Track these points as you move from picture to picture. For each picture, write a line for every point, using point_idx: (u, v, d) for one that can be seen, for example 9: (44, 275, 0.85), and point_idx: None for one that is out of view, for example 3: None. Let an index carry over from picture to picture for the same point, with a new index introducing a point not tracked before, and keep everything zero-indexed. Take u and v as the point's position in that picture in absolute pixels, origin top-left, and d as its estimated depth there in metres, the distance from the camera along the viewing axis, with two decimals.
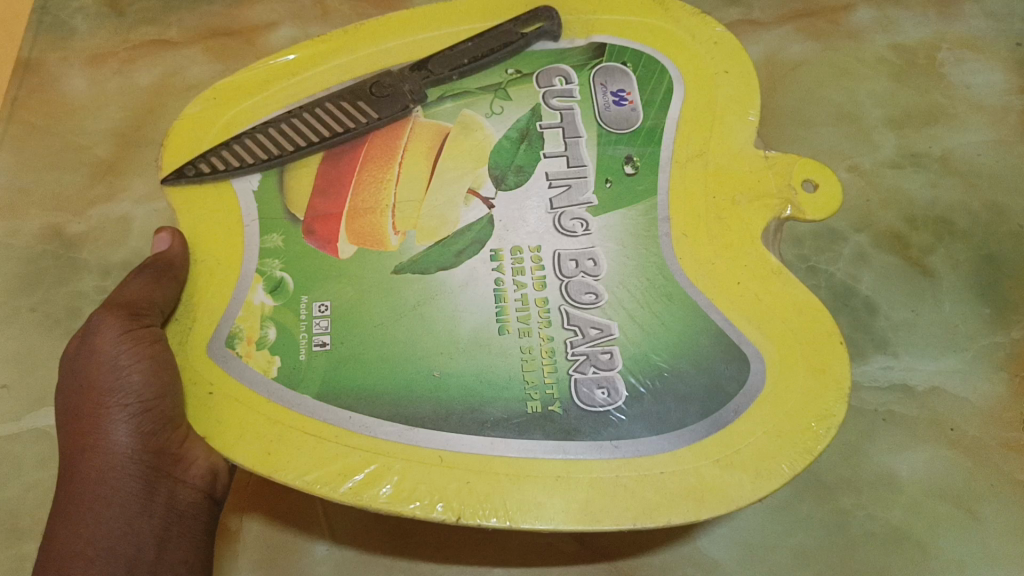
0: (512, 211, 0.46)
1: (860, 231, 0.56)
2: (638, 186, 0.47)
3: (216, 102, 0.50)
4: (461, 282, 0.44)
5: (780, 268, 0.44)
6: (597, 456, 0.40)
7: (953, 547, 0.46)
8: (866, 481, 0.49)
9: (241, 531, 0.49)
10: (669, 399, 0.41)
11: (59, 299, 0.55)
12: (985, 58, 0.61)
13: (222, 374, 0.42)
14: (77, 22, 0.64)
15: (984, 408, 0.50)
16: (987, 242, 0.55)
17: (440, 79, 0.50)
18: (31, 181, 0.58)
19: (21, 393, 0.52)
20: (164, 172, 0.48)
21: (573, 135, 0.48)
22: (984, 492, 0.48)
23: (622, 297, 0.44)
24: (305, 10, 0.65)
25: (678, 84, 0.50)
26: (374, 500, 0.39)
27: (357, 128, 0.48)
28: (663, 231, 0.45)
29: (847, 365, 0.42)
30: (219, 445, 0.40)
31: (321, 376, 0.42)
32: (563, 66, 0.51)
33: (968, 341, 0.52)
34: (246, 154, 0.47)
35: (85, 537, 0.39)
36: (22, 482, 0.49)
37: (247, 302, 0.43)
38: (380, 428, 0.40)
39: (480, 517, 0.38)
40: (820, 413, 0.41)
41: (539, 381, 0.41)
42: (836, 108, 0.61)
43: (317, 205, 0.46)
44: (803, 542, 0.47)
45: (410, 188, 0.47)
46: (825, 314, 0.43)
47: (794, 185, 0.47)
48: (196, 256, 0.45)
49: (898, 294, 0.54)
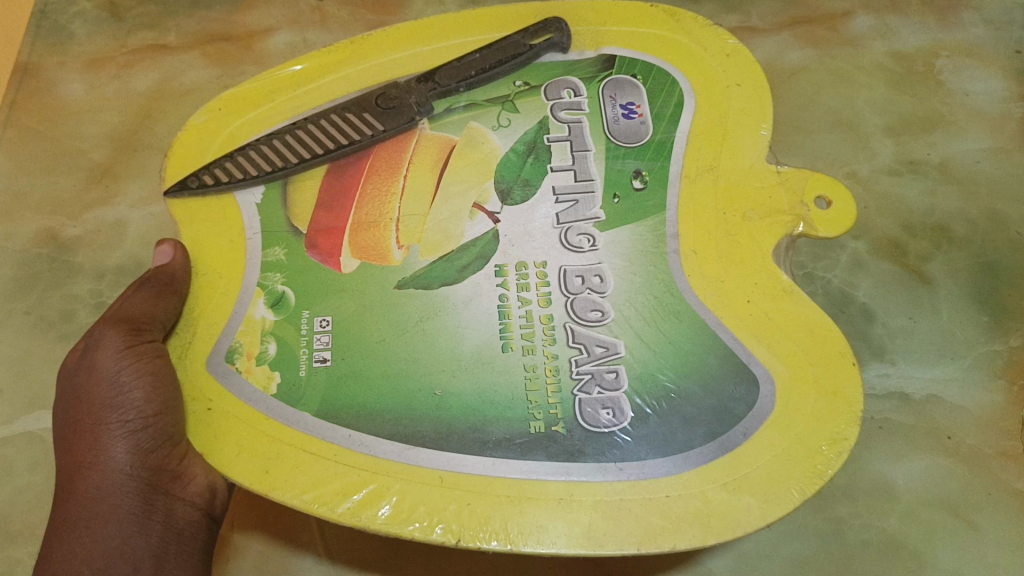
0: (519, 225, 0.46)
1: (858, 238, 0.56)
2: (647, 202, 0.47)
3: (221, 113, 0.50)
4: (463, 299, 0.44)
5: (791, 286, 0.44)
6: (601, 478, 0.39)
7: (949, 557, 0.46)
8: (862, 489, 0.48)
9: (229, 539, 0.49)
10: (675, 421, 0.41)
11: (53, 302, 0.55)
12: (984, 65, 0.61)
13: (222, 390, 0.42)
14: (75, 27, 0.64)
15: (982, 417, 0.50)
16: (986, 250, 0.55)
17: (448, 90, 0.50)
18: (27, 185, 0.58)
19: (14, 397, 0.52)
20: (168, 184, 0.48)
21: (582, 149, 0.48)
22: (980, 501, 0.48)
23: (628, 315, 0.44)
24: (302, 16, 0.65)
25: (689, 97, 0.50)
26: (373, 522, 0.39)
27: (362, 140, 0.48)
28: (672, 247, 0.45)
29: (860, 389, 0.42)
30: (216, 463, 0.40)
31: (321, 393, 0.42)
32: (572, 78, 0.51)
33: (966, 349, 0.52)
34: (250, 166, 0.47)
35: (82, 556, 0.39)
36: (15, 486, 0.49)
37: (248, 317, 0.44)
38: (382, 447, 0.40)
39: (479, 540, 0.38)
40: (832, 437, 0.41)
41: (543, 401, 0.41)
42: (835, 115, 0.60)
43: (320, 218, 0.46)
44: (798, 550, 0.47)
45: (414, 201, 0.47)
46: (837, 335, 0.43)
47: (806, 202, 0.47)
48: (198, 270, 0.45)
49: (894, 302, 0.54)
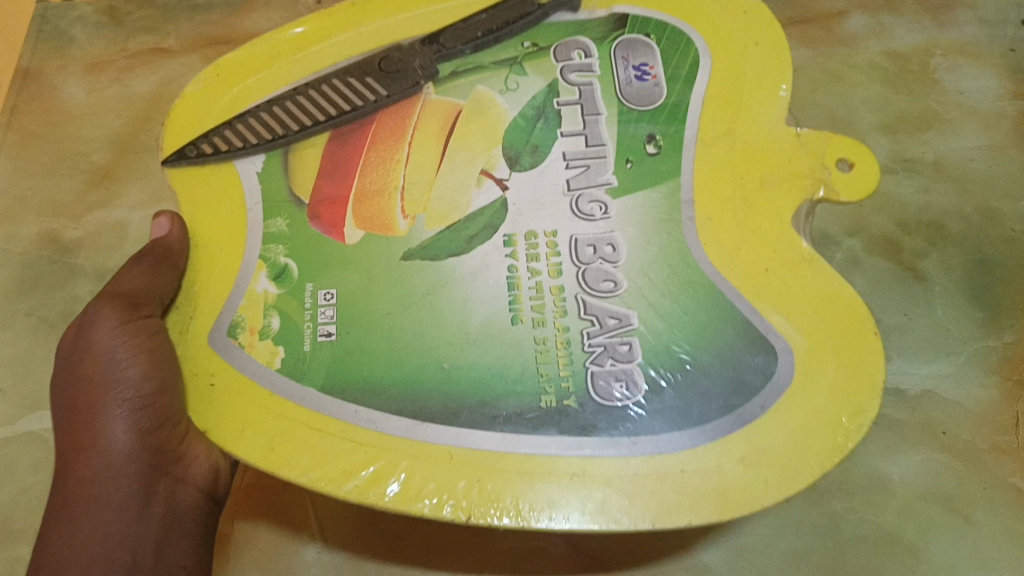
0: (528, 195, 0.45)
1: (853, 235, 0.56)
2: (661, 167, 0.46)
3: (221, 78, 0.50)
4: (470, 270, 0.43)
5: (810, 257, 0.43)
6: (615, 453, 0.39)
7: (944, 550, 0.46)
8: (858, 484, 0.48)
9: (235, 533, 0.49)
10: (689, 395, 0.41)
11: (55, 303, 0.55)
12: (979, 63, 0.62)
13: (225, 365, 0.41)
14: (75, 30, 0.64)
15: (976, 411, 0.50)
16: (981, 247, 0.55)
17: (451, 54, 0.49)
18: (30, 189, 0.58)
19: (19, 396, 0.52)
20: (165, 154, 0.48)
21: (593, 113, 0.47)
22: (975, 495, 0.48)
23: (640, 286, 0.43)
24: (301, 18, 0.65)
25: (704, 57, 0.49)
26: (382, 500, 0.38)
27: (364, 107, 0.48)
28: (686, 215, 0.44)
29: (881, 359, 0.41)
30: (219, 440, 0.40)
31: (326, 368, 0.41)
32: (583, 39, 0.50)
33: (960, 344, 0.52)
34: (250, 135, 0.47)
35: (82, 541, 0.40)
36: (19, 485, 0.50)
37: (250, 290, 0.43)
38: (390, 423, 0.40)
39: (491, 517, 0.38)
40: (852, 409, 0.40)
41: (553, 374, 0.41)
42: (830, 114, 0.61)
43: (323, 188, 0.45)
44: (794, 544, 0.47)
45: (419, 171, 0.46)
46: (858, 302, 0.42)
47: (826, 166, 0.45)
48: (197, 244, 0.45)
49: (890, 298, 0.54)
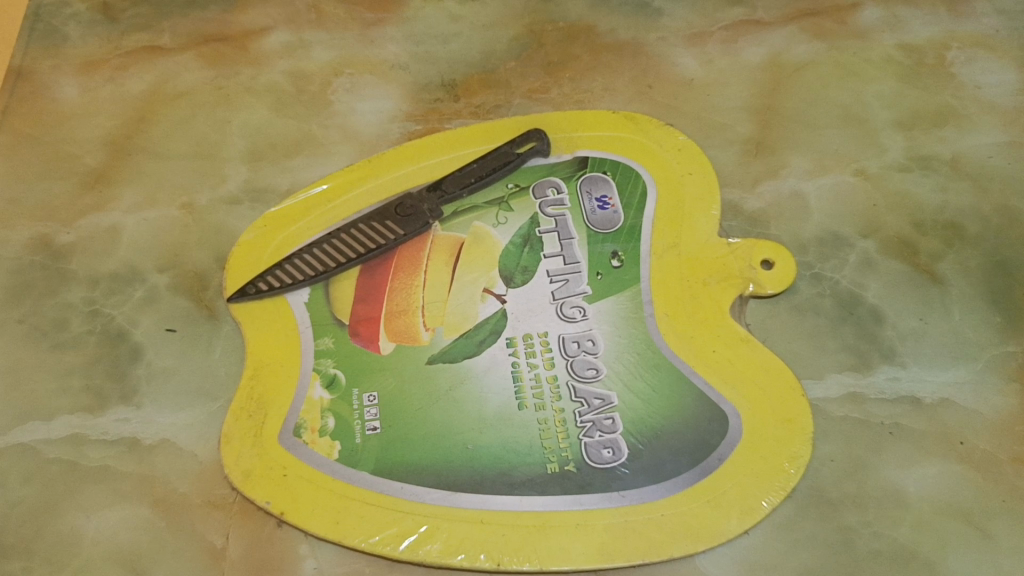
0: (523, 303, 0.51)
1: (867, 237, 0.54)
2: (625, 277, 0.51)
3: (268, 228, 0.54)
4: (483, 367, 0.48)
5: (747, 336, 0.49)
6: (607, 505, 0.45)
7: (962, 567, 0.43)
8: (871, 497, 0.46)
9: (227, 549, 0.44)
10: (661, 453, 0.46)
11: (47, 310, 0.52)
12: (996, 57, 0.61)
13: (292, 459, 0.46)
14: (69, 29, 0.63)
15: (995, 420, 0.47)
16: (999, 248, 0.53)
17: (453, 197, 0.54)
18: (20, 191, 0.56)
19: (5, 408, 0.49)
20: (228, 292, 0.52)
21: (567, 237, 0.53)
22: (995, 508, 0.45)
23: (618, 370, 0.48)
24: (298, 14, 0.64)
25: (651, 188, 0.55)
26: (430, 555, 0.43)
27: (386, 244, 0.52)
28: (648, 312, 0.50)
29: (809, 415, 0.47)
30: (277, 508, 0.45)
31: (376, 455, 0.46)
32: (554, 178, 0.56)
33: (979, 351, 0.50)
34: (298, 271, 0.52)
35: (94, 541, 0.45)
36: (6, 500, 0.46)
37: (308, 398, 0.48)
38: (429, 495, 0.45)
39: (515, 564, 0.43)
40: (791, 455, 0.46)
41: (555, 446, 0.46)
42: (843, 109, 0.59)
43: (359, 310, 0.50)
44: (807, 560, 0.44)
45: (435, 291, 0.51)
46: (787, 371, 0.48)
47: (754, 266, 0.52)
48: (251, 347, 0.50)
49: (906, 302, 0.51)
